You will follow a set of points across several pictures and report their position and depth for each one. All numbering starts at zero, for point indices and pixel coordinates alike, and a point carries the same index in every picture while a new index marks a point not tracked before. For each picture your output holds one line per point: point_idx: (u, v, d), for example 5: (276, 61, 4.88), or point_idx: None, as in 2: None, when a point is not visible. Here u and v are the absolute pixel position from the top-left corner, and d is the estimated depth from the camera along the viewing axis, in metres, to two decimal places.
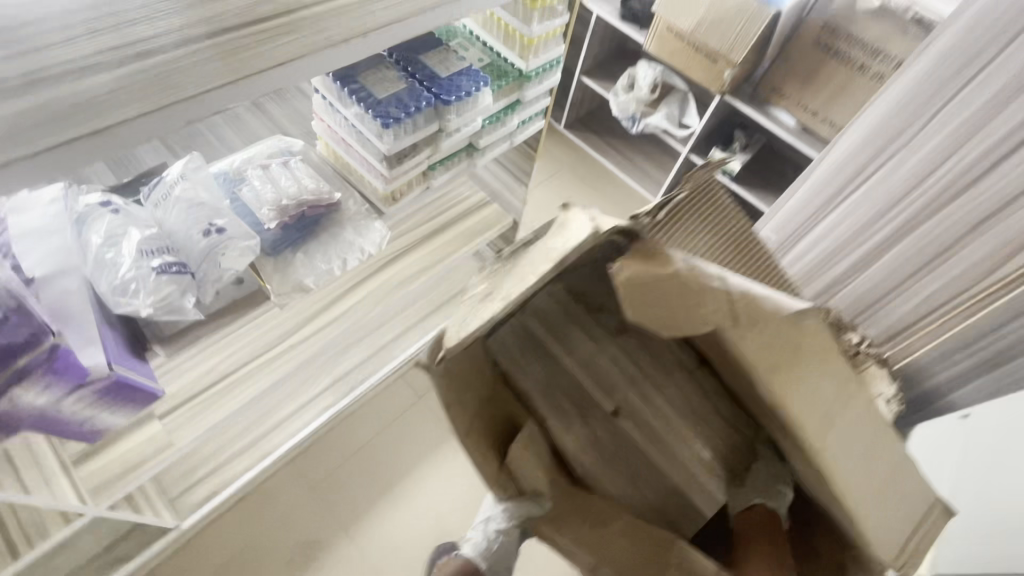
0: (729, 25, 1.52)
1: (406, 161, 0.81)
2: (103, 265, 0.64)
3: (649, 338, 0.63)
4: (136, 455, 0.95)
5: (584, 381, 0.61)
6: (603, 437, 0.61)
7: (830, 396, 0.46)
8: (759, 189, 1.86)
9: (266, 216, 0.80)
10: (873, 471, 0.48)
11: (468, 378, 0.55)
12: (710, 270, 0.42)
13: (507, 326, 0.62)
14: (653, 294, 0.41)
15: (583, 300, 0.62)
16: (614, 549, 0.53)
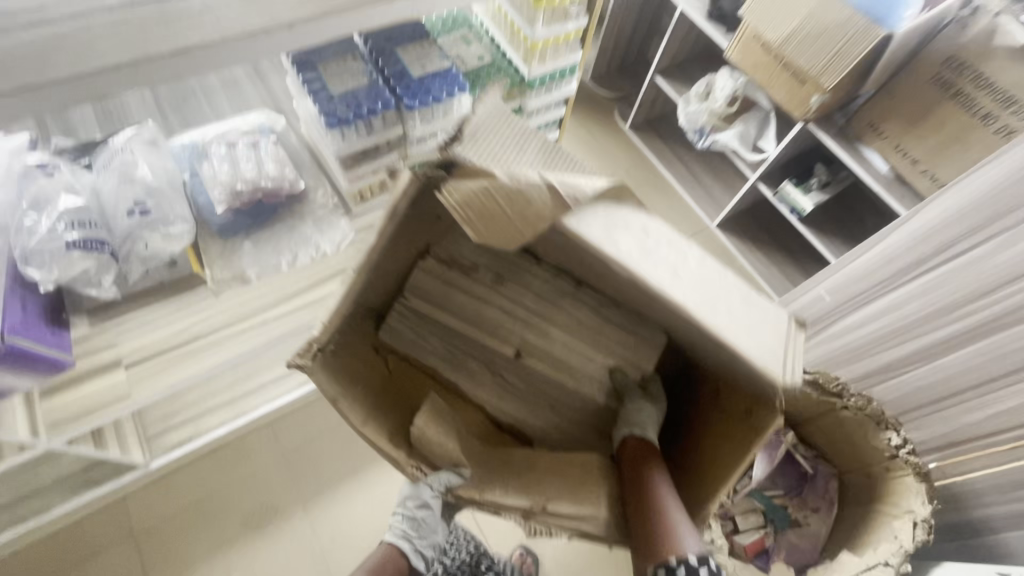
0: (827, 42, 1.27)
1: (364, 163, 0.86)
2: (22, 231, 0.68)
3: (523, 276, 0.69)
4: (93, 399, 0.95)
5: (476, 334, 0.70)
6: (509, 377, 0.71)
7: (666, 259, 0.50)
8: (832, 235, 1.63)
9: (217, 199, 0.81)
10: (739, 318, 0.50)
11: (363, 385, 0.65)
12: (528, 173, 0.44)
13: (395, 315, 0.71)
14: (488, 211, 0.43)
15: (453, 266, 0.69)
16: (544, 484, 0.62)
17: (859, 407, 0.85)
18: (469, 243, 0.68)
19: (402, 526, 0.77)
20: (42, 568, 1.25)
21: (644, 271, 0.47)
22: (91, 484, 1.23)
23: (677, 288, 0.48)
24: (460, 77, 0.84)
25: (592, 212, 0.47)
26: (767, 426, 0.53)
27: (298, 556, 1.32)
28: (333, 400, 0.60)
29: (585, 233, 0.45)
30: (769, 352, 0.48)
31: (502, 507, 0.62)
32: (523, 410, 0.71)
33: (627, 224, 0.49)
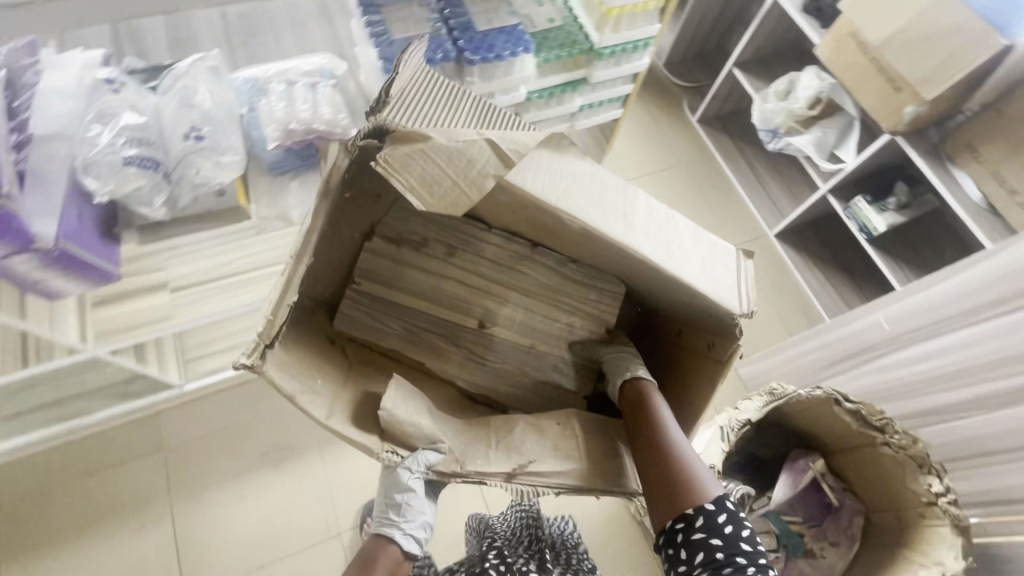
0: (933, 47, 1.16)
1: None
2: (84, 141, 0.71)
3: (475, 245, 0.69)
4: (136, 316, 1.00)
5: (434, 310, 0.71)
6: (475, 349, 0.71)
7: (637, 220, 0.53)
8: (901, 260, 1.51)
9: (270, 135, 0.81)
10: (695, 253, 0.56)
11: (323, 371, 0.62)
12: (461, 132, 0.43)
13: (348, 302, 0.70)
14: (431, 176, 0.42)
15: (402, 242, 0.69)
16: (530, 442, 0.63)
17: (902, 445, 0.81)
18: (412, 221, 0.69)
19: (386, 513, 0.67)
20: (79, 464, 1.34)
21: (600, 222, 0.50)
22: (130, 395, 1.31)
23: (644, 232, 0.53)
24: (525, 36, 0.81)
25: (542, 155, 0.47)
26: (729, 357, 0.59)
27: (307, 496, 1.36)
28: (290, 401, 0.54)
29: (524, 181, 0.45)
30: (730, 289, 0.55)
31: (486, 475, 0.59)
32: (495, 380, 0.72)
33: (576, 175, 0.49)
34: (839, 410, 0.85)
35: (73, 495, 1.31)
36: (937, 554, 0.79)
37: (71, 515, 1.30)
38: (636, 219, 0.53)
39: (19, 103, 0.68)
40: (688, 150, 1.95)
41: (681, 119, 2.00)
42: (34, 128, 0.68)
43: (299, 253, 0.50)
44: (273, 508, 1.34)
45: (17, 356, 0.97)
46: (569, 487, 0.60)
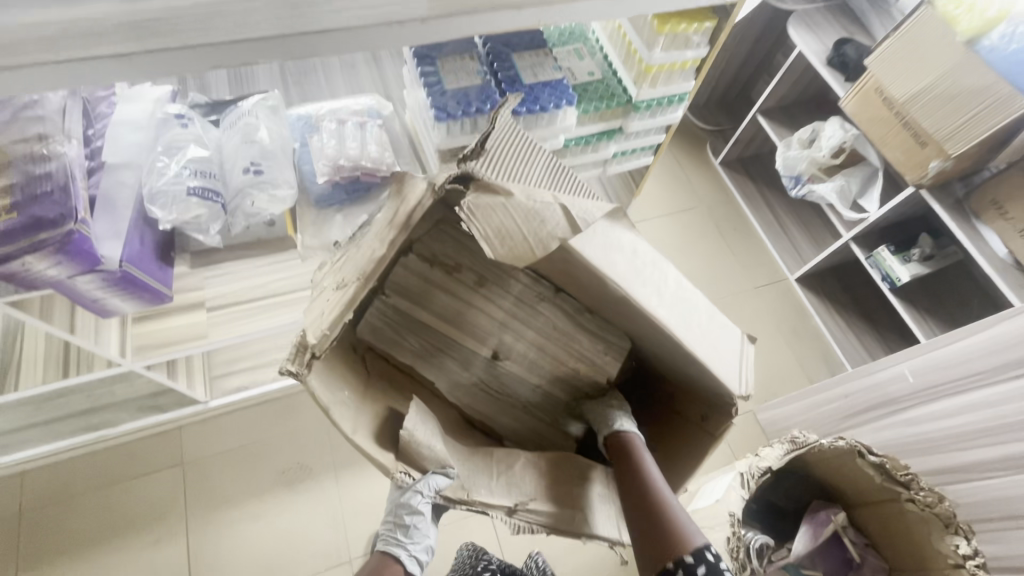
0: (958, 107, 1.18)
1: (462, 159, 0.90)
2: (152, 170, 0.77)
3: (506, 278, 0.67)
4: (171, 334, 1.03)
5: (452, 336, 0.68)
6: (485, 379, 0.70)
7: (670, 289, 0.55)
8: (924, 311, 1.51)
9: (321, 170, 0.88)
10: (709, 328, 0.57)
11: (344, 384, 0.60)
12: (539, 194, 0.49)
13: (372, 311, 0.67)
14: (506, 227, 0.46)
15: (437, 264, 0.66)
16: (526, 479, 0.63)
17: (927, 502, 0.77)
18: (450, 243, 0.66)
19: (393, 533, 0.69)
20: (100, 473, 1.37)
21: (637, 290, 0.52)
22: (156, 408, 1.34)
23: (676, 301, 0.55)
24: (569, 89, 0.85)
25: (602, 225, 0.51)
26: (721, 433, 0.61)
27: (319, 520, 1.36)
28: (325, 411, 0.54)
29: (586, 252, 0.48)
30: (733, 370, 0.56)
31: (491, 507, 0.58)
32: (496, 409, 0.72)
33: (621, 245, 0.52)
34: (863, 463, 0.81)
35: (90, 506, 1.33)
36: None
37: (88, 525, 1.31)
38: (670, 288, 0.55)
39: (94, 132, 0.75)
40: (709, 191, 1.98)
41: (704, 162, 2.04)
42: (106, 156, 0.75)
43: (367, 275, 0.52)
44: (284, 531, 1.35)
45: (58, 367, 1.01)
46: (551, 525, 0.61)
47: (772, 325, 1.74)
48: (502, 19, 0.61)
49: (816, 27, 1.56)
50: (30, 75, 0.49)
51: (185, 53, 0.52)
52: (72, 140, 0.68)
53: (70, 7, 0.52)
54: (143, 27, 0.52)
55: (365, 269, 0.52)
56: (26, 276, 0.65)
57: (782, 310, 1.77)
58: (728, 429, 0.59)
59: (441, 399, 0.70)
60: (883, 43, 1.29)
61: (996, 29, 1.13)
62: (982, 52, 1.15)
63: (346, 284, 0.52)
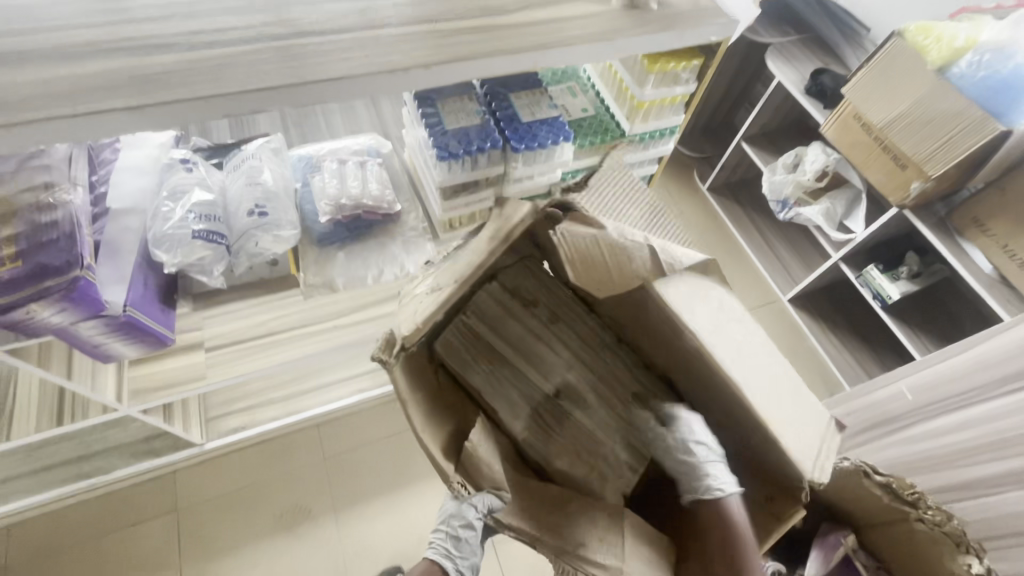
0: (935, 130, 1.23)
1: (463, 195, 0.92)
2: (158, 215, 0.78)
3: (578, 323, 0.74)
4: (171, 376, 1.02)
5: (523, 366, 0.71)
6: (548, 418, 0.69)
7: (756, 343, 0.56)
8: (916, 328, 1.53)
9: (323, 210, 0.89)
10: (788, 394, 0.55)
11: (418, 387, 0.63)
12: (635, 233, 0.53)
13: (452, 330, 0.70)
14: (593, 259, 0.54)
15: (516, 295, 0.72)
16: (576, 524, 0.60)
17: (936, 522, 0.66)
18: (530, 280, 0.73)
19: (443, 542, 0.71)
20: (92, 523, 1.32)
21: (715, 342, 0.53)
22: (150, 454, 1.31)
23: (746, 355, 0.55)
24: (565, 126, 0.88)
25: (682, 275, 0.54)
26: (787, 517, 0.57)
27: (321, 563, 1.33)
28: (402, 403, 0.59)
29: (671, 298, 0.52)
30: (812, 453, 0.52)
31: (539, 538, 0.58)
32: (552, 451, 0.67)
33: (708, 296, 0.55)
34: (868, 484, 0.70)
35: (82, 560, 1.28)
36: None
37: None
38: (750, 350, 0.55)
39: (97, 178, 0.77)
40: (699, 217, 2.03)
41: (692, 188, 2.09)
42: (110, 202, 0.77)
43: (463, 279, 0.56)
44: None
45: (53, 415, 0.99)
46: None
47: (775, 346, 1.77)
48: (502, 63, 0.64)
49: (793, 58, 1.63)
50: (41, 129, 0.50)
51: (196, 104, 0.53)
52: (78, 187, 0.70)
53: (85, 66, 0.54)
54: (158, 80, 0.54)
55: (459, 273, 0.55)
56: (31, 325, 0.65)
57: (778, 332, 1.79)
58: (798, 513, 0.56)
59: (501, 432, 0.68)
60: (858, 72, 1.34)
61: (964, 57, 1.19)
62: (953, 79, 1.20)
63: (440, 289, 0.56)
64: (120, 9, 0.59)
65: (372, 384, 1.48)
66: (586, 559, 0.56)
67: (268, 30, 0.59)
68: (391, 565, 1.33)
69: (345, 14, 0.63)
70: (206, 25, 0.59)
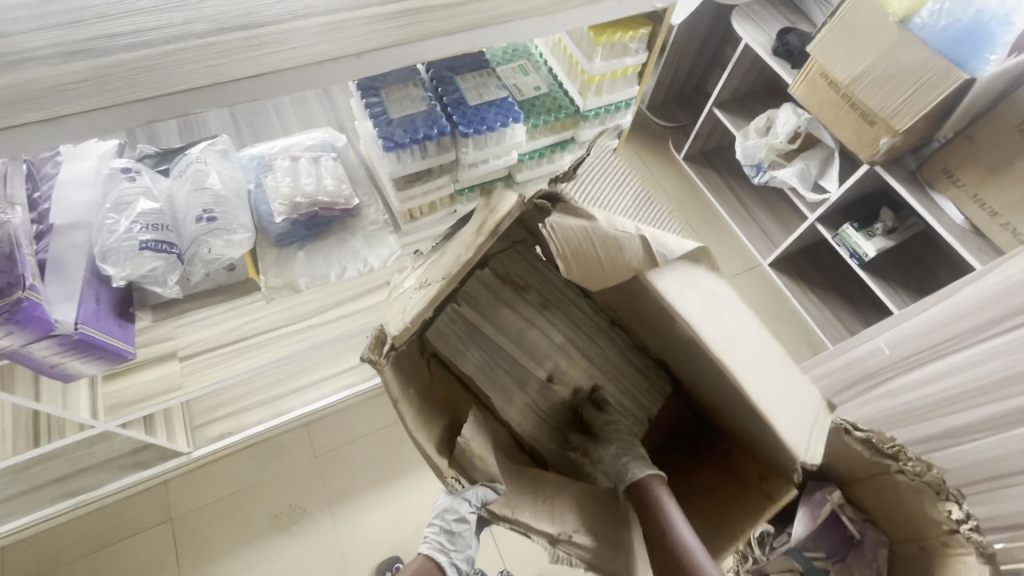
0: (900, 84, 1.22)
1: (416, 185, 0.91)
2: (102, 228, 0.75)
3: (571, 308, 0.74)
4: (146, 388, 1.02)
5: (517, 354, 0.72)
6: (543, 403, 0.72)
7: (736, 328, 0.54)
8: (893, 283, 1.54)
9: (277, 210, 0.87)
10: (773, 377, 0.54)
11: (409, 384, 0.62)
12: (627, 224, 0.52)
13: (444, 317, 0.70)
14: (582, 248, 0.50)
15: (507, 281, 0.72)
16: (564, 513, 0.61)
17: (916, 473, 0.63)
18: (520, 264, 0.73)
19: (438, 537, 0.68)
20: (88, 539, 1.33)
21: (706, 331, 0.52)
22: (138, 466, 1.30)
23: (730, 345, 0.53)
24: (514, 107, 0.86)
25: (678, 266, 0.52)
26: (780, 496, 0.57)
27: (321, 561, 1.34)
28: (395, 404, 0.56)
29: (661, 285, 0.51)
30: (803, 432, 0.53)
31: (533, 529, 0.58)
32: (545, 433, 0.71)
33: (697, 285, 0.53)
34: (849, 441, 0.67)
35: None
36: None
37: None
38: (739, 338, 0.54)
39: (40, 194, 0.75)
40: (676, 187, 2.01)
41: (667, 158, 2.07)
42: (54, 219, 0.74)
43: (452, 275, 0.53)
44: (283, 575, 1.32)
45: (26, 438, 0.97)
46: (592, 562, 0.59)
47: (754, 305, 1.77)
48: (441, 45, 0.62)
49: (758, 19, 1.61)
50: None
51: (114, 111, 0.51)
52: (16, 206, 0.68)
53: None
54: (73, 88, 0.52)
55: (449, 271, 0.53)
56: None
57: (760, 297, 1.79)
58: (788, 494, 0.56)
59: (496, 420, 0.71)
60: (822, 29, 1.32)
61: (926, 6, 1.16)
62: (915, 30, 1.18)
63: (429, 284, 0.55)
64: (36, 15, 0.57)
65: (357, 379, 1.47)
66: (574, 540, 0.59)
67: (189, 27, 0.57)
68: (389, 555, 1.35)
69: (273, 5, 0.60)
70: (124, 27, 0.57)
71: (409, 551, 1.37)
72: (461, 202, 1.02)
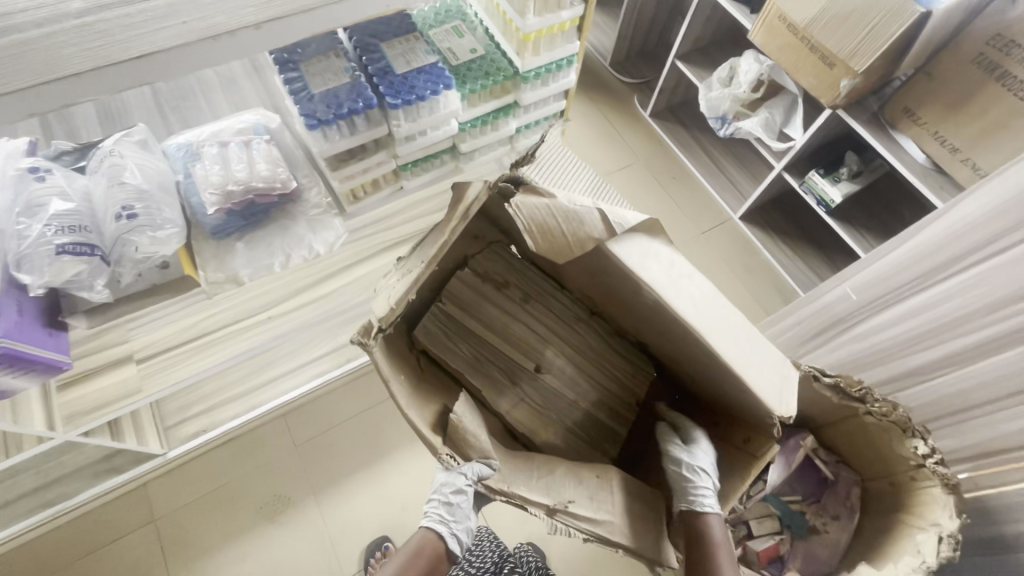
0: (858, 23, 1.18)
1: (352, 163, 0.89)
2: (12, 235, 0.72)
3: (551, 302, 0.83)
4: (105, 394, 0.98)
5: (503, 345, 0.80)
6: (532, 390, 0.79)
7: (701, 298, 0.60)
8: (861, 227, 1.55)
9: (209, 200, 0.84)
10: (738, 340, 0.61)
11: (399, 368, 0.70)
12: (585, 201, 0.57)
13: (432, 318, 0.79)
14: (548, 225, 0.56)
15: (488, 280, 0.81)
16: (567, 489, 0.66)
17: (884, 412, 0.81)
18: (500, 264, 0.82)
19: (437, 510, 0.69)
20: (74, 545, 1.33)
21: (670, 295, 0.58)
22: (114, 471, 1.28)
23: (699, 312, 0.59)
24: (444, 73, 0.84)
25: (637, 238, 0.58)
26: (763, 453, 0.67)
27: (311, 547, 1.35)
28: (386, 382, 0.64)
29: (623, 254, 0.56)
30: (775, 392, 0.60)
31: (529, 501, 0.63)
32: (538, 423, 0.78)
33: (658, 255, 0.59)
34: (820, 386, 0.86)
35: None
36: (932, 518, 0.79)
37: None
38: (706, 303, 0.60)
39: None
40: (643, 145, 1.97)
41: (634, 116, 2.02)
42: None
43: (433, 260, 0.60)
44: (274, 562, 1.33)
45: None
46: (595, 533, 0.62)
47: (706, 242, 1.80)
48: None
49: None
50: None
51: None
52: None
53: None
54: None
55: (429, 253, 0.59)
56: None
57: (733, 251, 1.78)
58: (772, 448, 0.65)
59: (489, 410, 0.78)
60: None
61: None
62: None
63: (410, 271, 0.60)
64: None
65: (331, 366, 1.43)
66: (574, 513, 0.62)
67: (66, 5, 0.52)
68: (379, 535, 1.37)
69: None
70: None
71: (399, 530, 1.39)
72: (406, 177, 1.06)
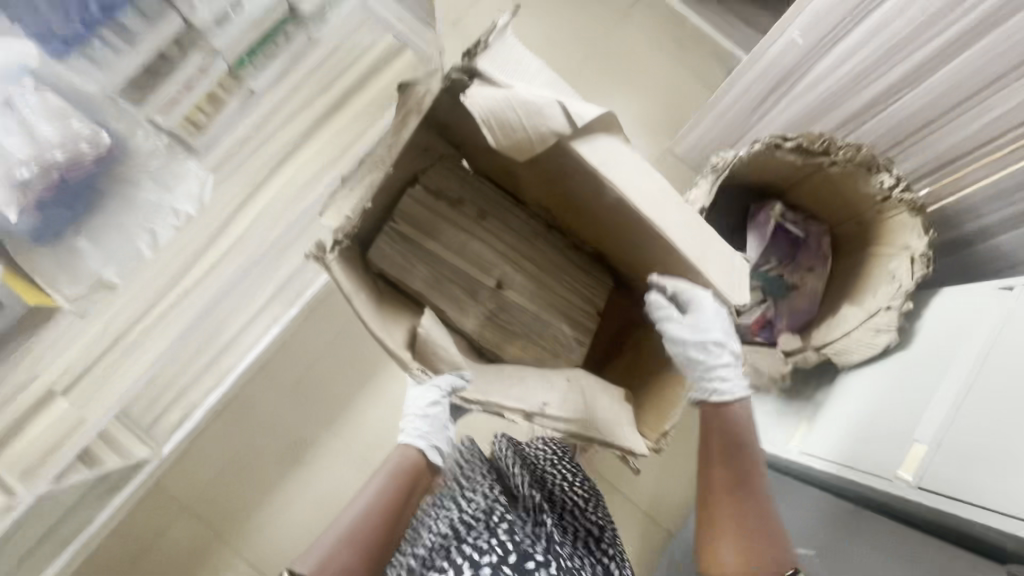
0: None
1: (162, 82, 0.82)
2: None
3: (510, 222, 0.91)
4: (50, 436, 0.85)
5: (464, 264, 0.88)
6: (495, 303, 0.88)
7: (661, 196, 0.70)
8: None
9: (4, 200, 0.71)
10: (703, 242, 0.71)
11: (355, 279, 0.76)
12: (548, 97, 0.62)
13: (384, 238, 0.85)
14: (506, 117, 0.61)
15: (440, 196, 0.88)
16: (532, 387, 0.79)
17: (848, 157, 0.89)
18: (448, 177, 0.89)
19: (416, 426, 0.75)
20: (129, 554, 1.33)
21: (633, 197, 0.68)
22: (118, 487, 1.19)
23: (661, 210, 0.69)
24: None
25: (602, 145, 0.67)
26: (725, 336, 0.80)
27: (346, 472, 1.39)
28: (347, 297, 0.72)
29: (586, 154, 0.65)
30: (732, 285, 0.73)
31: (505, 408, 0.74)
32: (503, 342, 0.88)
33: (624, 162, 0.68)
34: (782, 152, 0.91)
35: None
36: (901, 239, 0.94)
37: None
38: (668, 202, 0.69)
39: None
40: None
41: None
42: None
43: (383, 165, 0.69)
44: (322, 498, 1.38)
45: None
46: (568, 427, 0.75)
47: (638, 60, 1.53)
48: None
49: None
50: None
51: None
52: None
53: None
54: None
55: (381, 156, 0.69)
56: None
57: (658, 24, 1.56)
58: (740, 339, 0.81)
59: (454, 329, 0.87)
60: None
61: None
62: None
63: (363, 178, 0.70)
64: None
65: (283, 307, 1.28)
66: (545, 413, 0.75)
67: None
68: None
69: None
70: None
71: None
72: (248, 77, 0.92)
